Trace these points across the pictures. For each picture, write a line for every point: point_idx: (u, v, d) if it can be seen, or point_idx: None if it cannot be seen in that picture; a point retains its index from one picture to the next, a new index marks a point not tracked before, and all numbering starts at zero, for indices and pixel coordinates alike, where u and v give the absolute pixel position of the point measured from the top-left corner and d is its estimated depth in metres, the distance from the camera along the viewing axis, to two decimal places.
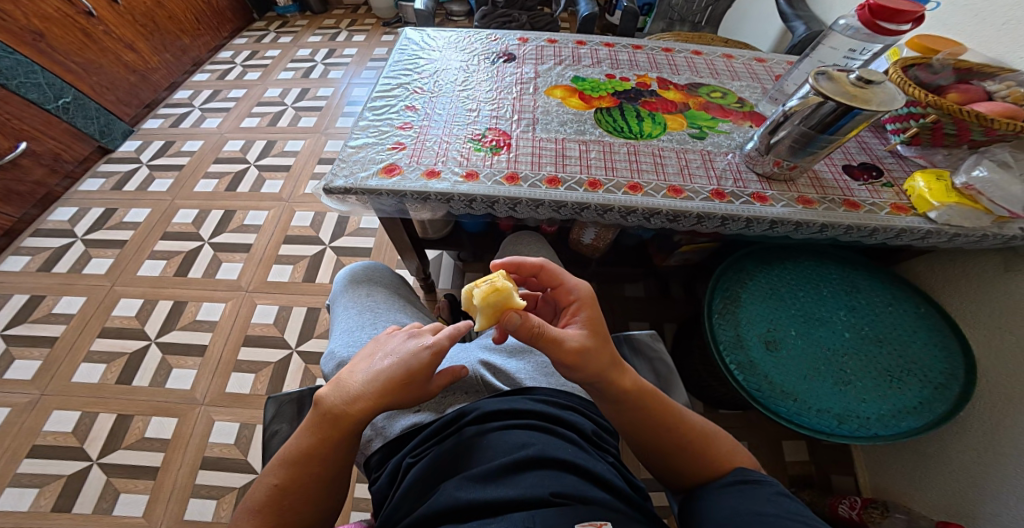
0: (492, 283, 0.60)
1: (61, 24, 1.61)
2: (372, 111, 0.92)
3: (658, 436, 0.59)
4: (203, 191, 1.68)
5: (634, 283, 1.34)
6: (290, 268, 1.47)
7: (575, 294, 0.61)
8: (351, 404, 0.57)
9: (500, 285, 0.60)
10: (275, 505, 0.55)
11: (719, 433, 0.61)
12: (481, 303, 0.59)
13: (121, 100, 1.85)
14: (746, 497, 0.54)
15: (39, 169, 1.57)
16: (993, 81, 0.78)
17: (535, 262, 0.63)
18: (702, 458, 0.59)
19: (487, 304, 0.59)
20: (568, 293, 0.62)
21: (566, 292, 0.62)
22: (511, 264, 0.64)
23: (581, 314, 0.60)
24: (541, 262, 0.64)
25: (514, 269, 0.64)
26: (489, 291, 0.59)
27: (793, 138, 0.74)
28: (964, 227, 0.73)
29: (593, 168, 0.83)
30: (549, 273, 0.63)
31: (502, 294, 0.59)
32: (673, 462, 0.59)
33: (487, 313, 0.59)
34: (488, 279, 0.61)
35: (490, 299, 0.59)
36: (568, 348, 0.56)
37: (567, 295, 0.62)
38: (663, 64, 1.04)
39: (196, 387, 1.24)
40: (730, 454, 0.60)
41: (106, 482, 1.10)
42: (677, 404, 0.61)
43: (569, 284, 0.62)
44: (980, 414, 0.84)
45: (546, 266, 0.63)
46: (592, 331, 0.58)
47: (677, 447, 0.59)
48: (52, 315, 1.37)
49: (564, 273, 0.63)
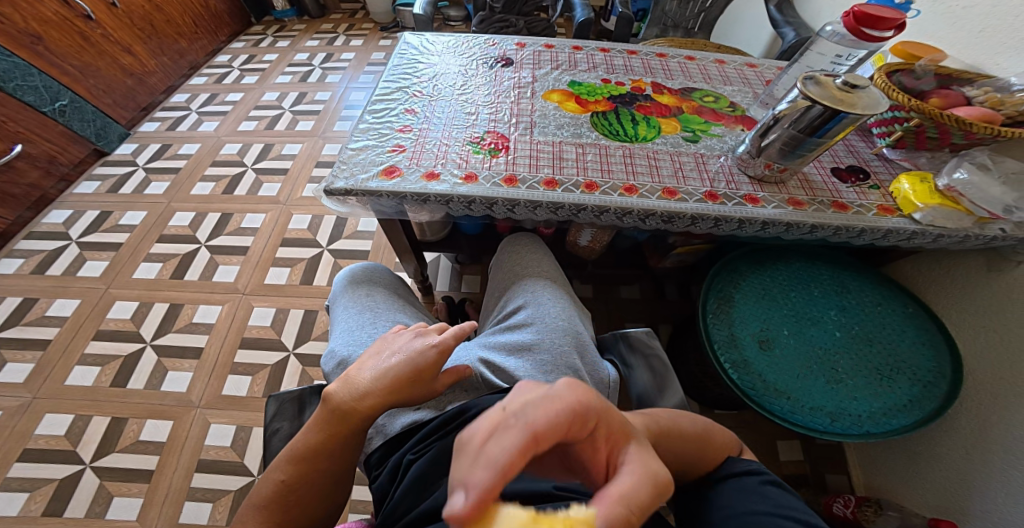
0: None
1: (59, 28, 1.62)
2: (372, 114, 0.93)
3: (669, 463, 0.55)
4: (200, 194, 1.68)
5: (630, 285, 1.36)
6: (287, 271, 1.47)
7: (590, 417, 0.38)
8: (359, 400, 0.58)
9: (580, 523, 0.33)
10: (281, 501, 0.55)
11: (713, 427, 0.61)
12: None
13: (117, 103, 1.85)
14: (745, 496, 0.55)
15: (34, 172, 1.57)
16: (972, 87, 0.81)
17: (520, 432, 0.34)
18: (704, 462, 0.58)
19: None
20: (580, 426, 0.37)
21: (579, 427, 0.37)
22: (495, 471, 0.33)
23: (603, 440, 0.39)
24: (522, 425, 0.34)
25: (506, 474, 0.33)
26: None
27: (783, 141, 0.76)
28: (947, 227, 0.76)
29: (590, 171, 0.85)
30: (548, 430, 0.35)
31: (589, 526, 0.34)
32: (681, 474, 0.58)
33: None
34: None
35: None
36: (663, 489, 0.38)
37: (582, 427, 0.37)
38: (657, 69, 1.07)
39: (192, 390, 1.23)
40: (724, 445, 0.61)
41: (100, 485, 1.10)
42: (676, 420, 0.56)
43: (570, 427, 0.36)
44: (968, 411, 0.86)
45: (537, 425, 0.35)
46: (641, 452, 0.39)
47: (687, 465, 0.57)
48: (45, 318, 1.36)
49: (548, 420, 0.35)
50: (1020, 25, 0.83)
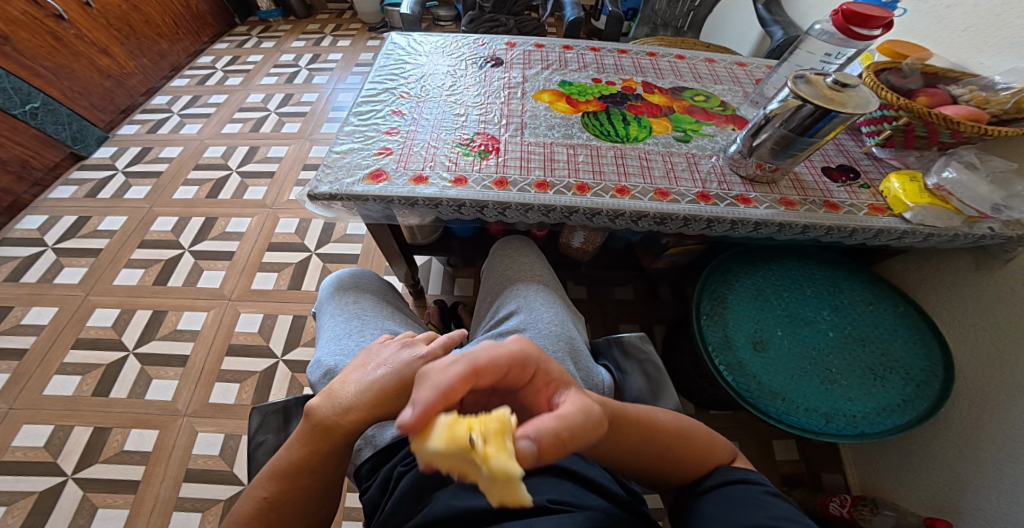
0: (484, 429, 0.38)
1: (28, 28, 1.56)
2: (358, 116, 0.91)
3: (642, 456, 0.55)
4: (183, 198, 1.64)
5: (623, 286, 1.36)
6: (275, 276, 1.44)
7: (531, 361, 0.45)
8: (343, 415, 0.56)
9: (497, 427, 0.38)
10: (264, 519, 0.54)
11: (694, 426, 0.60)
12: (482, 461, 0.37)
13: (94, 105, 1.80)
14: (731, 507, 0.53)
15: (6, 176, 1.52)
16: (957, 85, 0.82)
17: (462, 367, 0.42)
18: (684, 467, 0.58)
19: (492, 463, 0.37)
20: (524, 367, 0.45)
21: (521, 368, 0.45)
22: (438, 389, 0.41)
23: (552, 377, 0.46)
24: (469, 362, 0.42)
25: (445, 398, 0.40)
26: (496, 441, 0.38)
27: (774, 141, 0.76)
28: (937, 227, 0.76)
29: (581, 172, 0.84)
30: (486, 372, 0.43)
31: (501, 440, 0.38)
32: (658, 473, 0.58)
33: (500, 476, 0.37)
34: (475, 424, 0.39)
35: (494, 454, 0.37)
36: (592, 423, 0.42)
37: (523, 371, 0.45)
38: (648, 68, 1.06)
39: (177, 398, 1.20)
40: (710, 449, 0.59)
41: (83, 497, 1.07)
42: (651, 410, 0.57)
43: (508, 367, 0.44)
44: (959, 410, 0.87)
45: (478, 366, 0.43)
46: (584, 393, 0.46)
47: (657, 460, 0.56)
48: (20, 327, 1.32)
49: (487, 353, 0.44)
50: (1002, 24, 0.83)
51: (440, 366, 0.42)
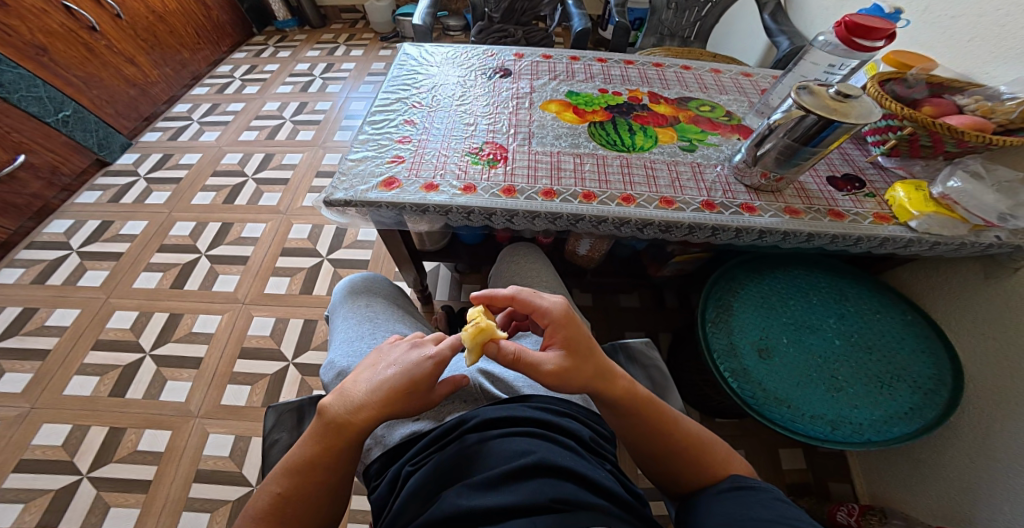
0: (476, 324, 0.62)
1: (64, 39, 1.64)
2: (372, 125, 0.94)
3: (642, 438, 0.61)
4: (201, 203, 1.69)
5: (629, 294, 1.36)
6: (287, 280, 1.47)
7: (549, 316, 0.62)
8: (354, 413, 0.58)
9: (484, 325, 0.61)
10: (278, 513, 0.56)
11: (714, 440, 0.62)
12: (467, 342, 0.61)
13: (120, 113, 1.86)
14: (744, 502, 0.54)
15: (36, 182, 1.58)
16: (963, 96, 0.82)
17: (507, 294, 0.64)
18: (695, 470, 0.59)
19: (473, 343, 0.61)
20: (543, 317, 0.62)
21: (540, 316, 0.62)
22: (485, 298, 0.66)
23: (556, 336, 0.61)
24: (513, 293, 0.64)
25: (489, 303, 0.66)
26: (473, 330, 0.61)
27: (779, 150, 0.77)
28: (943, 235, 0.76)
29: (587, 181, 0.85)
30: (521, 303, 0.63)
31: (486, 333, 0.61)
32: (666, 469, 0.61)
33: (474, 350, 0.61)
34: (471, 320, 0.63)
35: (476, 339, 0.61)
36: (545, 372, 0.58)
37: (542, 318, 0.62)
38: (654, 79, 1.08)
39: (190, 400, 1.23)
40: (726, 462, 0.60)
41: (96, 496, 1.09)
42: (676, 412, 0.63)
43: (537, 314, 0.62)
44: (970, 419, 0.86)
45: (517, 297, 0.63)
46: (572, 354, 0.59)
47: (668, 456, 0.60)
48: (44, 328, 1.36)
49: (525, 296, 0.63)
50: (1007, 35, 0.84)
51: (503, 294, 0.65)
